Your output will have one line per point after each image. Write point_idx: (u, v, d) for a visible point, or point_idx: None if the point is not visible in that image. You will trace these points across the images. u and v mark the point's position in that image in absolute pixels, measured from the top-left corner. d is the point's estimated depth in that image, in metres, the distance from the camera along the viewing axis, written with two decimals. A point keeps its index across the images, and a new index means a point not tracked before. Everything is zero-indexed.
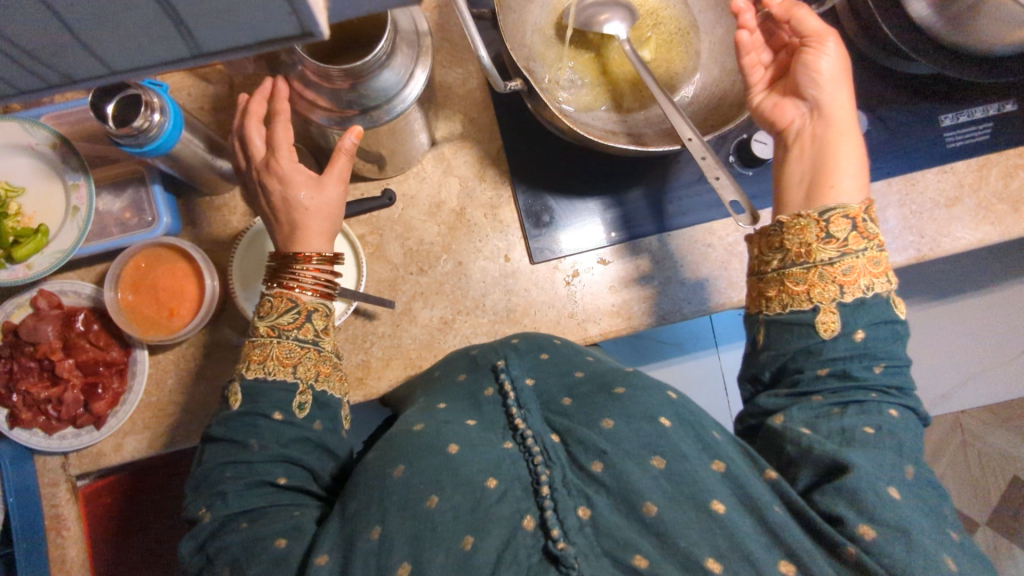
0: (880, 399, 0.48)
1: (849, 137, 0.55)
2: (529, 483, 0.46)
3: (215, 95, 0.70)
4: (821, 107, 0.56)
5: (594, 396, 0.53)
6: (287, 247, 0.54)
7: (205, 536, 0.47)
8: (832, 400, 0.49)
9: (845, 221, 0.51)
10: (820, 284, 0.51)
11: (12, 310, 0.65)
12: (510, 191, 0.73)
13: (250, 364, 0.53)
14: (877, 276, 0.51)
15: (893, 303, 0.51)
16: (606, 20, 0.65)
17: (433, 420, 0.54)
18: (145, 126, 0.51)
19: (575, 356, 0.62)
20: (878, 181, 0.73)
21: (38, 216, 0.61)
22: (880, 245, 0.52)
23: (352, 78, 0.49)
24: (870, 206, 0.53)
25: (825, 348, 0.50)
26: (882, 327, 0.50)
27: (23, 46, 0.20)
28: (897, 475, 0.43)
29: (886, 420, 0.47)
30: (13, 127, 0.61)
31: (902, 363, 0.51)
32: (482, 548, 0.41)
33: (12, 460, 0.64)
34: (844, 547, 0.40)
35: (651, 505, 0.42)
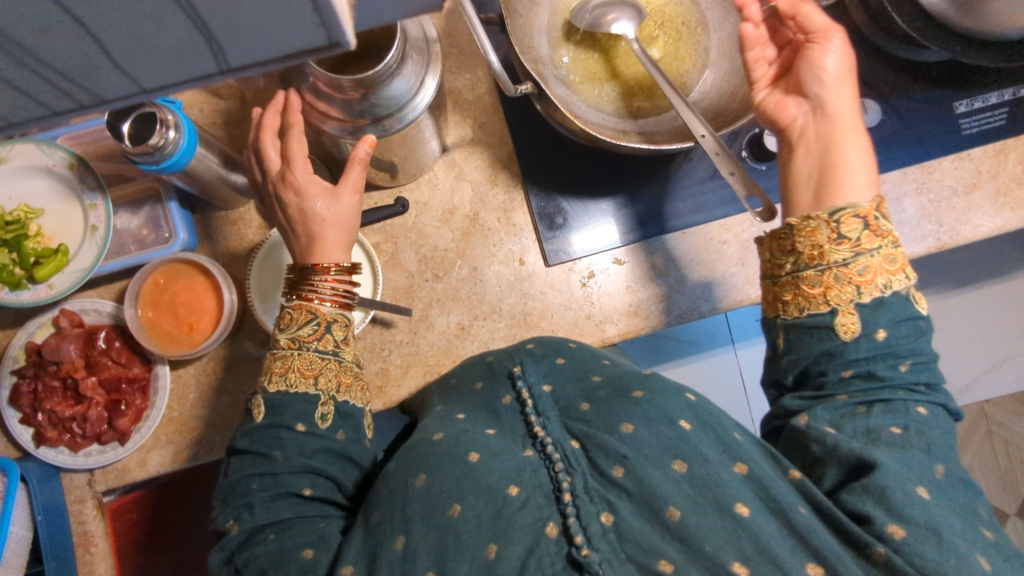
0: (905, 396, 0.47)
1: (856, 134, 0.54)
2: (550, 490, 0.46)
3: (228, 110, 0.70)
4: (824, 104, 0.55)
5: (613, 400, 0.52)
6: (305, 258, 0.53)
7: (234, 547, 0.48)
8: (856, 399, 0.48)
9: (856, 221, 0.51)
10: (835, 284, 0.50)
11: (34, 330, 0.66)
12: (523, 195, 0.73)
13: (272, 376, 0.53)
14: (894, 274, 0.50)
15: (915, 301, 0.50)
16: (613, 20, 0.65)
17: (454, 429, 0.54)
18: (161, 143, 0.51)
19: (591, 360, 0.62)
20: (894, 171, 0.73)
21: (57, 236, 0.61)
22: (893, 243, 0.51)
23: (363, 87, 0.49)
24: (880, 204, 0.52)
25: (847, 351, 0.49)
26: (906, 323, 0.49)
27: (57, 68, 0.20)
28: (922, 469, 0.43)
29: (913, 418, 0.46)
30: (30, 149, 0.62)
31: (929, 360, 0.50)
32: (506, 555, 0.41)
33: (38, 478, 0.64)
34: (873, 548, 0.39)
35: (674, 510, 0.42)
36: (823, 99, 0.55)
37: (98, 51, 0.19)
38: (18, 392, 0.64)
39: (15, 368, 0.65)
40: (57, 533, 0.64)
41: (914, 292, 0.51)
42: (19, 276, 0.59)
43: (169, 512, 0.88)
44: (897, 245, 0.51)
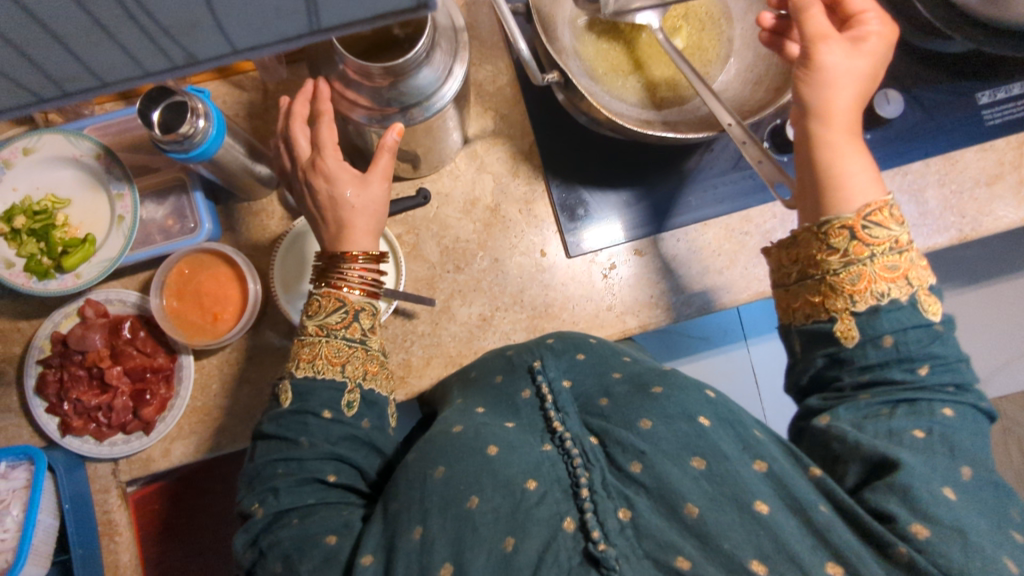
0: (930, 395, 0.44)
1: (846, 158, 0.49)
2: (568, 484, 0.46)
3: (250, 102, 0.71)
4: (820, 120, 0.50)
5: (632, 397, 0.52)
6: (335, 246, 0.53)
7: (258, 530, 0.48)
8: (877, 399, 0.45)
9: (842, 231, 0.47)
10: (827, 294, 0.48)
11: (60, 320, 0.66)
12: (544, 186, 0.73)
13: (300, 362, 0.53)
14: (894, 281, 0.46)
15: (921, 307, 0.46)
16: (636, 10, 0.62)
17: (472, 422, 0.54)
18: (191, 132, 0.51)
19: (612, 356, 0.62)
20: (916, 163, 0.72)
21: (84, 226, 0.63)
22: (892, 249, 0.47)
23: (392, 75, 0.49)
24: (875, 211, 0.47)
25: (862, 356, 0.47)
26: (921, 327, 0.46)
27: (162, 23, 0.22)
28: (950, 471, 0.41)
29: (937, 420, 0.43)
30: (57, 140, 0.62)
31: (956, 359, 0.47)
32: (523, 549, 0.41)
33: (66, 468, 0.64)
34: (895, 547, 0.38)
35: (692, 507, 0.42)
36: (818, 113, 0.50)
37: (206, 9, 0.22)
38: (44, 381, 0.65)
39: (41, 358, 0.66)
40: (83, 521, 0.64)
41: (919, 296, 0.47)
42: (47, 266, 0.60)
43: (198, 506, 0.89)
44: (899, 249, 0.47)
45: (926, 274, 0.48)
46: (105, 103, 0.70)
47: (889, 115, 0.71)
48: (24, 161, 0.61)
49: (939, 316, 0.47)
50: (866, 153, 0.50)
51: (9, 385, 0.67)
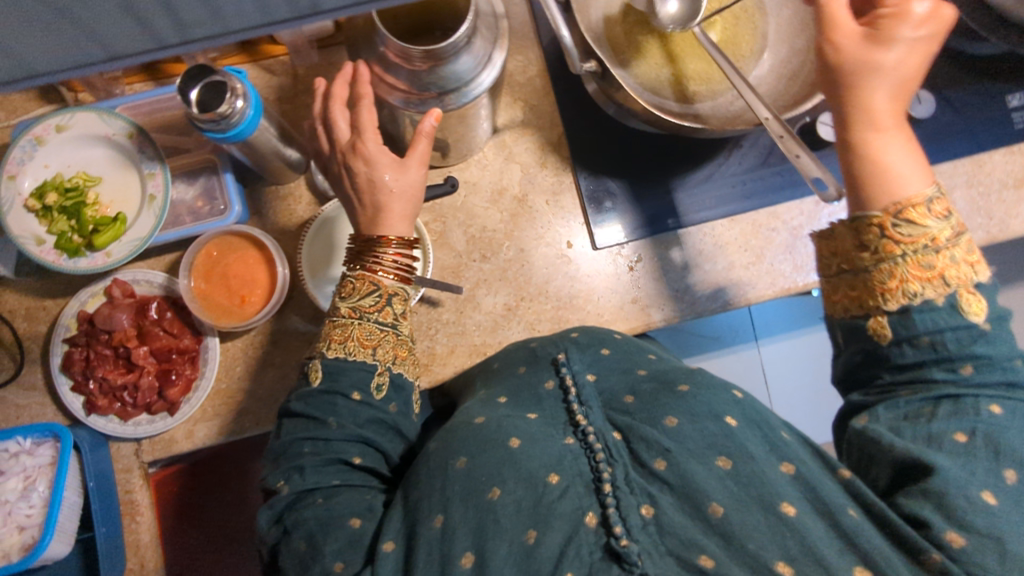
0: (976, 393, 0.43)
1: (892, 146, 0.48)
2: (591, 479, 0.45)
3: (280, 86, 0.71)
4: (862, 125, 0.48)
5: (657, 396, 0.50)
6: (370, 230, 0.53)
7: (281, 508, 0.48)
8: (918, 398, 0.44)
9: (872, 229, 0.46)
10: (860, 293, 0.48)
11: (86, 299, 0.66)
12: (572, 177, 0.73)
13: (331, 343, 0.52)
14: (929, 280, 0.45)
15: (960, 306, 0.44)
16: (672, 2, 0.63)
17: (494, 413, 0.53)
18: (228, 112, 0.52)
19: (636, 353, 0.62)
20: (945, 164, 0.72)
21: (115, 205, 0.63)
22: (928, 247, 0.45)
23: (432, 59, 0.49)
24: (910, 206, 0.45)
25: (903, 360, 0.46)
26: (963, 327, 0.44)
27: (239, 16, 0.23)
28: (991, 474, 0.39)
29: (985, 420, 0.42)
30: (90, 118, 0.62)
31: (1008, 356, 0.45)
32: (545, 542, 0.41)
33: (90, 446, 0.64)
34: (928, 554, 0.37)
35: (716, 506, 0.41)
36: (858, 120, 0.48)
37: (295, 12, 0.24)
38: (70, 359, 0.65)
39: (67, 336, 0.66)
40: (106, 500, 0.64)
41: (959, 294, 0.45)
42: (77, 244, 0.60)
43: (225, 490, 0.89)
44: (937, 247, 0.45)
45: (976, 268, 0.46)
46: (134, 82, 0.70)
47: (921, 115, 0.72)
48: (58, 139, 0.62)
49: (983, 316, 0.44)
50: (913, 146, 0.48)
51: (33, 362, 0.67)
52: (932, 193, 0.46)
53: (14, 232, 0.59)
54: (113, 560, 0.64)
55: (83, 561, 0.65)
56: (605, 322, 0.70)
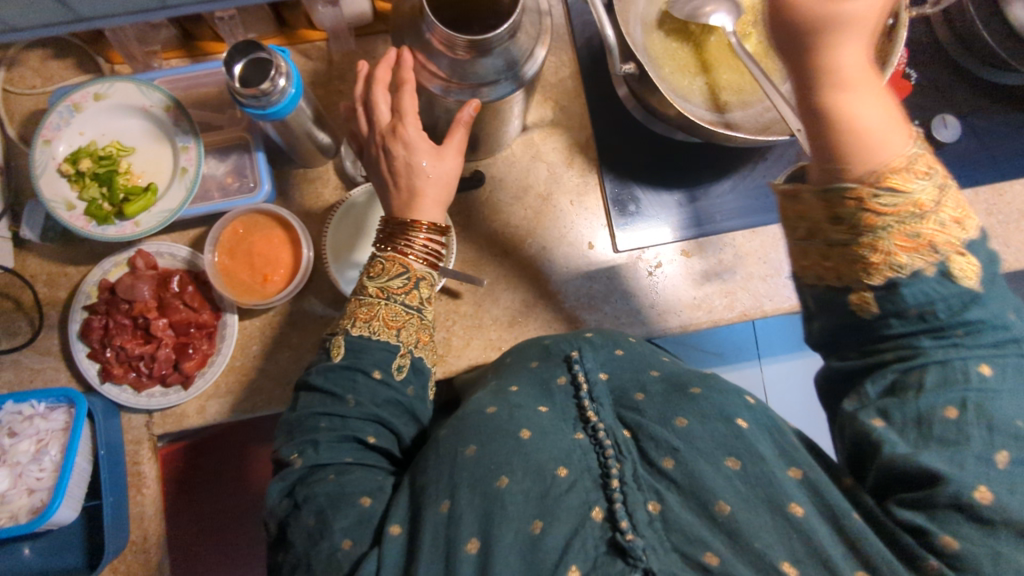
0: (964, 355, 0.39)
1: (868, 103, 0.39)
2: (599, 474, 0.42)
3: (314, 71, 0.71)
4: (823, 85, 0.39)
5: (668, 396, 0.46)
6: (404, 213, 0.54)
7: (294, 480, 0.46)
8: (901, 366, 0.40)
9: (851, 202, 0.40)
10: (851, 266, 0.41)
11: (109, 268, 0.67)
12: (597, 179, 0.74)
13: (356, 321, 0.52)
14: (917, 248, 0.39)
15: (951, 273, 0.39)
16: (711, 11, 0.64)
17: (507, 401, 0.48)
18: (270, 89, 0.52)
19: (649, 355, 0.54)
20: (967, 190, 0.72)
21: (146, 175, 0.63)
22: (914, 215, 0.39)
23: (475, 50, 0.49)
24: (893, 174, 0.39)
25: (910, 339, 0.40)
26: (954, 294, 0.39)
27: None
28: (981, 467, 0.36)
29: (976, 386, 0.38)
30: (129, 88, 0.62)
31: (1000, 306, 0.40)
32: (551, 534, 0.39)
33: (103, 413, 0.64)
34: (924, 560, 0.36)
35: (723, 504, 0.39)
36: (820, 80, 0.39)
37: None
38: (89, 327, 0.65)
39: (87, 304, 0.66)
40: (115, 469, 0.64)
41: (950, 259, 0.39)
42: (107, 211, 0.60)
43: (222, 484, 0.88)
44: (923, 213, 0.39)
45: (971, 218, 0.41)
46: (172, 58, 0.70)
47: (947, 139, 0.71)
48: (95, 107, 0.62)
49: (976, 281, 0.40)
50: (884, 94, 0.40)
51: (52, 327, 0.67)
52: (914, 152, 0.40)
53: (45, 196, 0.60)
54: (116, 530, 0.64)
55: (86, 531, 0.65)
56: (621, 324, 0.70)
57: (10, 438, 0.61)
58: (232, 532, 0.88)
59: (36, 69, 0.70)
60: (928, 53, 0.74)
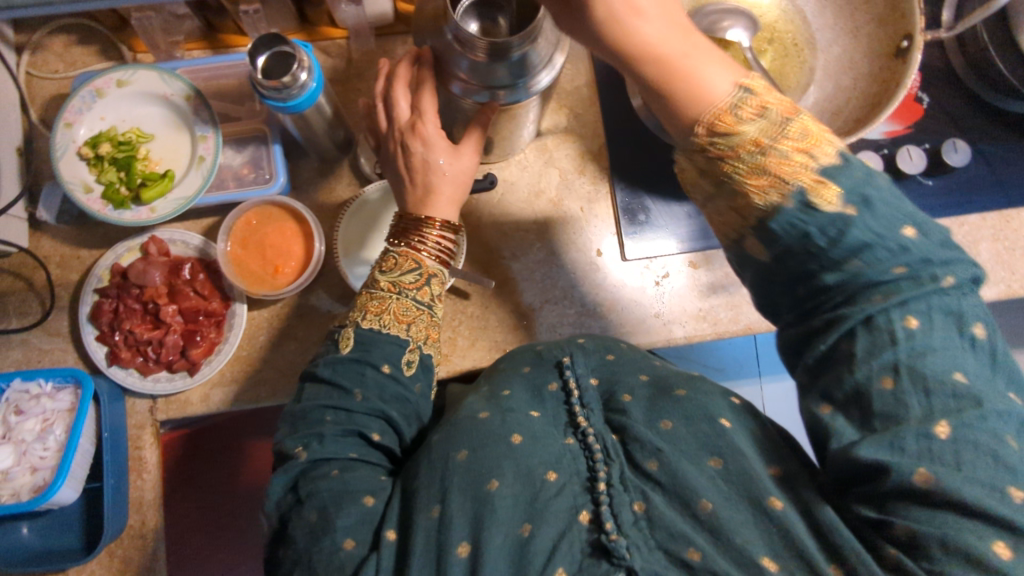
0: (886, 308, 0.37)
1: (692, 64, 0.38)
2: (587, 478, 0.43)
3: (334, 68, 0.72)
4: (644, 65, 0.38)
5: (652, 398, 0.46)
6: (419, 210, 0.55)
7: (296, 474, 0.45)
8: (834, 335, 0.39)
9: (702, 154, 0.40)
10: (733, 213, 0.41)
11: (122, 253, 0.67)
12: (608, 187, 0.74)
13: (366, 314, 0.52)
14: (776, 180, 0.38)
15: (812, 203, 0.38)
16: (729, 26, 0.66)
17: (499, 406, 0.48)
18: (291, 81, 0.53)
19: (643, 359, 0.54)
20: (974, 215, 0.72)
21: (163, 162, 0.64)
22: (753, 153, 0.39)
23: (494, 53, 0.50)
24: (720, 117, 0.38)
25: (811, 279, 0.39)
26: (824, 219, 0.38)
27: None
28: (921, 441, 0.35)
29: (907, 345, 0.36)
30: (151, 76, 0.63)
31: (891, 222, 0.38)
32: (539, 536, 0.39)
33: (108, 396, 0.64)
34: (884, 548, 0.35)
35: (706, 502, 0.38)
36: (638, 63, 0.38)
37: None
38: (100, 309, 0.66)
39: (99, 287, 0.66)
40: (116, 452, 0.65)
41: (808, 188, 0.38)
42: (124, 196, 0.61)
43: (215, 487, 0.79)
44: (763, 149, 0.38)
45: (830, 143, 0.39)
46: (193, 49, 0.71)
47: (956, 164, 0.70)
48: (117, 93, 0.63)
49: (841, 201, 0.38)
50: (710, 48, 0.39)
51: (62, 309, 0.68)
52: (742, 90, 0.39)
53: (64, 177, 0.61)
54: (115, 514, 0.64)
55: (85, 512, 0.66)
56: (626, 333, 0.71)
57: (17, 415, 0.61)
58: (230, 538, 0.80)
59: (60, 54, 0.71)
60: (940, 78, 0.75)
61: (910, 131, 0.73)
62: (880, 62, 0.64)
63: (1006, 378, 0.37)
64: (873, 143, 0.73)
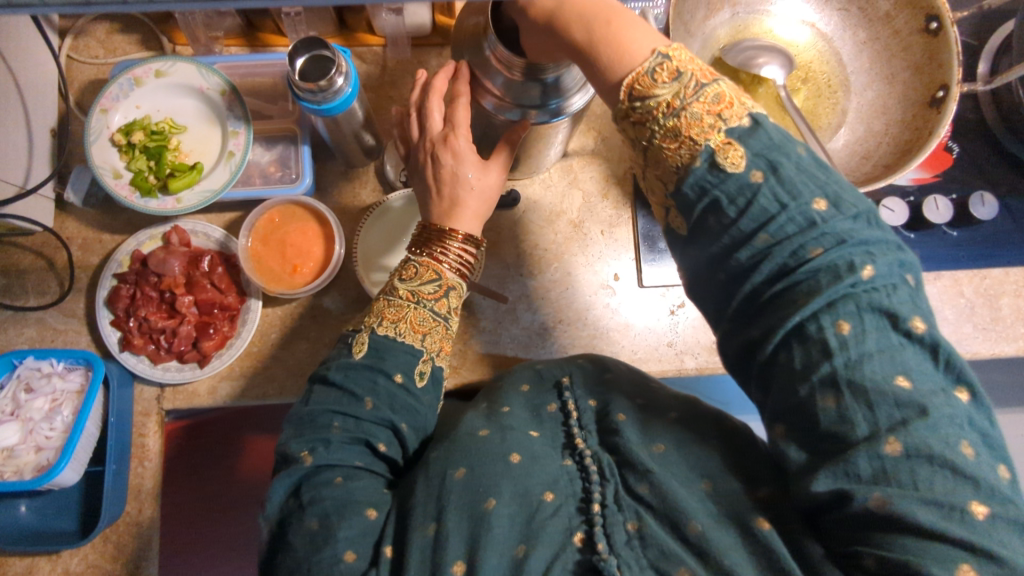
0: (816, 313, 0.35)
1: (617, 20, 0.42)
2: (581, 500, 0.42)
3: (368, 74, 0.73)
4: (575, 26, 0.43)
5: (648, 423, 0.46)
6: (442, 221, 0.55)
7: (299, 479, 0.45)
8: (772, 344, 0.37)
9: (626, 121, 0.43)
10: (656, 181, 0.42)
11: (144, 240, 0.68)
12: (630, 213, 0.74)
13: (383, 321, 0.52)
14: (685, 140, 0.40)
15: (718, 163, 0.38)
16: (764, 63, 0.66)
17: (498, 424, 0.47)
18: (327, 86, 0.53)
19: (648, 379, 0.53)
20: (997, 270, 0.72)
21: (193, 155, 0.65)
22: (667, 115, 0.40)
23: (530, 72, 0.50)
24: (638, 80, 0.41)
25: (729, 261, 0.38)
26: (731, 184, 0.38)
27: None
28: (874, 463, 0.33)
29: (842, 355, 0.35)
30: (189, 68, 0.64)
31: (800, 191, 0.37)
32: (534, 557, 0.38)
33: (117, 381, 0.65)
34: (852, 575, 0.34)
35: (695, 524, 0.38)
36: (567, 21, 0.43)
37: None
38: (117, 294, 0.66)
39: (118, 272, 0.67)
40: (120, 437, 0.65)
41: (716, 148, 0.39)
42: (152, 184, 0.61)
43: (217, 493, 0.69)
44: (676, 110, 0.40)
45: (744, 107, 0.40)
46: (232, 45, 0.72)
47: (982, 218, 0.70)
48: (155, 83, 0.64)
49: (747, 163, 0.38)
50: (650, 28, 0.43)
51: (79, 291, 0.69)
52: (660, 56, 0.41)
53: (95, 162, 0.61)
54: (114, 499, 0.64)
55: (83, 495, 0.66)
56: (638, 360, 0.71)
57: (26, 393, 0.61)
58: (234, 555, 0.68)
59: (102, 41, 0.72)
60: (973, 130, 0.74)
61: (938, 179, 0.73)
62: (914, 111, 0.64)
63: (950, 376, 0.35)
64: (900, 190, 0.73)
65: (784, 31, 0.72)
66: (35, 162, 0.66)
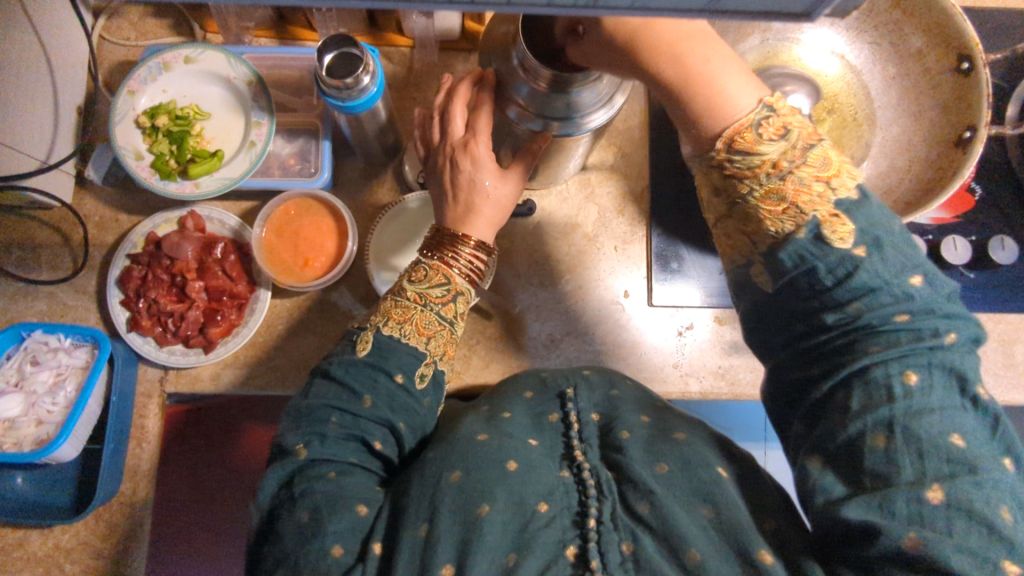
0: (885, 360, 0.38)
1: (714, 65, 0.38)
2: (577, 513, 0.41)
3: (393, 74, 0.73)
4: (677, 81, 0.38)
5: (654, 442, 0.45)
6: (456, 226, 0.55)
7: (293, 471, 0.45)
8: (829, 384, 0.40)
9: (714, 171, 0.41)
10: (743, 237, 0.42)
11: (159, 223, 0.68)
12: (645, 231, 0.74)
13: (388, 321, 0.52)
14: (787, 210, 0.39)
15: (824, 236, 0.38)
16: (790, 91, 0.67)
17: (498, 431, 0.47)
18: (353, 84, 0.54)
19: (652, 398, 0.53)
20: (1011, 315, 0.71)
21: (215, 142, 0.65)
22: (771, 176, 0.39)
23: (555, 86, 0.49)
24: (741, 133, 0.39)
25: (804, 302, 0.40)
26: (833, 256, 0.38)
27: None
28: (912, 505, 0.35)
29: (903, 403, 0.37)
30: (217, 57, 0.65)
31: (899, 269, 0.39)
32: (524, 567, 0.38)
33: (123, 361, 0.65)
34: None
35: (694, 553, 0.37)
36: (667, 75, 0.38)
37: None
38: (128, 274, 0.66)
39: (131, 253, 0.67)
40: (121, 416, 0.65)
41: (823, 220, 0.38)
42: (172, 168, 0.62)
43: (214, 476, 0.73)
44: (782, 172, 0.39)
45: (851, 176, 0.39)
46: (261, 37, 0.73)
47: (1001, 261, 0.69)
48: (183, 68, 0.65)
49: (854, 240, 0.38)
50: (729, 53, 0.40)
51: (92, 268, 0.69)
52: (765, 108, 0.39)
53: (118, 142, 0.62)
54: (109, 478, 0.64)
55: (80, 472, 0.66)
56: (643, 378, 0.70)
57: (32, 366, 0.62)
58: (221, 544, 0.73)
59: (133, 24, 0.73)
60: (997, 173, 0.73)
61: (958, 221, 0.72)
62: (938, 149, 0.63)
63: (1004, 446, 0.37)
64: (918, 227, 0.72)
65: (812, 60, 0.72)
66: (59, 138, 0.66)
